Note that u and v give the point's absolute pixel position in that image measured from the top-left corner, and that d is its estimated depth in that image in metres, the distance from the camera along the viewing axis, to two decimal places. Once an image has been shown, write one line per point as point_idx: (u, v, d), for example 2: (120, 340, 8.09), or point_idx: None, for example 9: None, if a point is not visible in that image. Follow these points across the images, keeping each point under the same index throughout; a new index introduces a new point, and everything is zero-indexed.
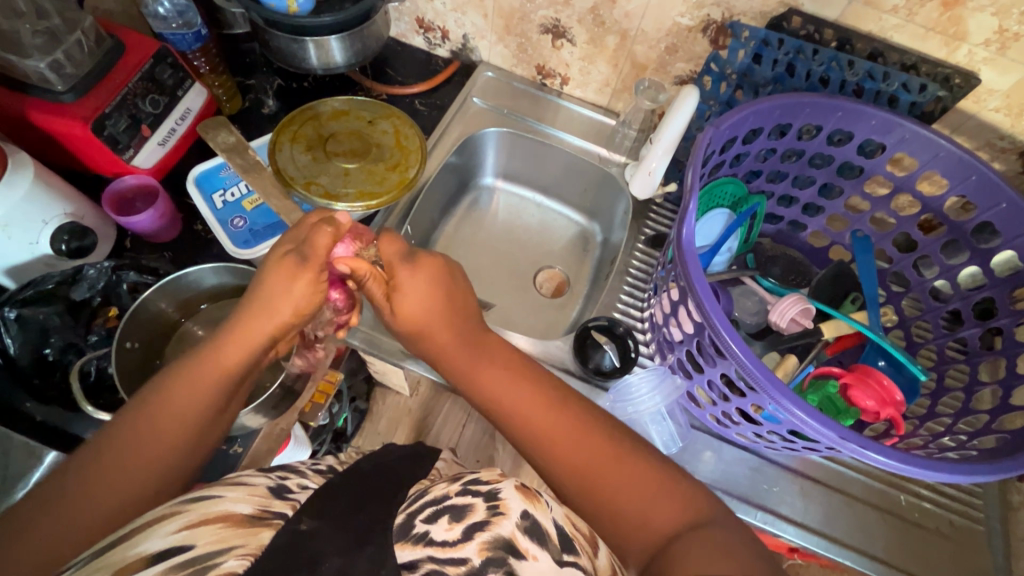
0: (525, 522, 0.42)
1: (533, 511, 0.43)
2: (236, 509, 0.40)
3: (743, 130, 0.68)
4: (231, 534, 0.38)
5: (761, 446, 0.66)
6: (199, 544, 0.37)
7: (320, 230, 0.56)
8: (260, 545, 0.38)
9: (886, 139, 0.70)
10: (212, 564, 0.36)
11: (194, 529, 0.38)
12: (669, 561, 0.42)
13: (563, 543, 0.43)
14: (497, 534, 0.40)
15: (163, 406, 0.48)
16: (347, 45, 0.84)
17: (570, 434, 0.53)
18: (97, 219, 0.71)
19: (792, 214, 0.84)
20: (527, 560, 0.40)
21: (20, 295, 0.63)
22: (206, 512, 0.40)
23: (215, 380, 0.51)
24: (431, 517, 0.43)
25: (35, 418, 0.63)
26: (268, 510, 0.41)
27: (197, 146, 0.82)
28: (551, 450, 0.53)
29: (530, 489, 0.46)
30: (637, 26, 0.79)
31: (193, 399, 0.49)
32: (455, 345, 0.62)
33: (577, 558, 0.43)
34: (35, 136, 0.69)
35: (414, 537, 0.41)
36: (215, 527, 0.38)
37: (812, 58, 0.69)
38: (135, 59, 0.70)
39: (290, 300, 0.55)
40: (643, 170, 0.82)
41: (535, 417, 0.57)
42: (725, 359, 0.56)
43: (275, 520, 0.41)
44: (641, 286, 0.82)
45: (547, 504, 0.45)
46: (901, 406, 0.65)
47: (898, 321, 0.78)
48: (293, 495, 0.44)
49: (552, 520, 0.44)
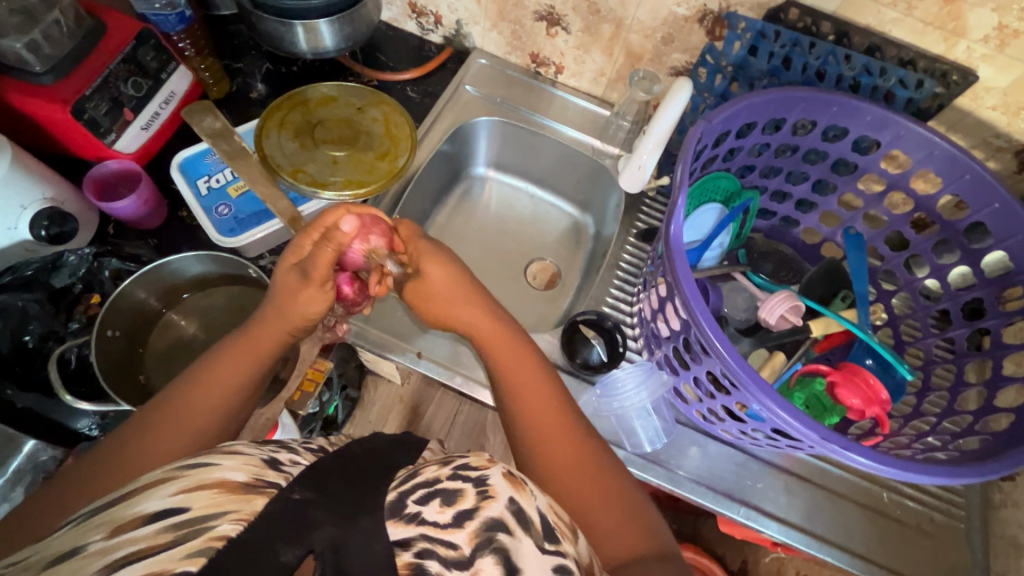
0: (514, 506, 0.40)
1: (519, 498, 0.41)
2: (232, 476, 0.39)
3: (737, 123, 0.67)
4: (226, 500, 0.37)
5: (746, 442, 0.66)
6: (195, 507, 0.36)
7: (324, 246, 0.55)
8: (254, 511, 0.37)
9: (881, 136, 0.69)
10: (205, 527, 0.35)
11: (191, 493, 0.37)
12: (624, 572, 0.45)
13: (546, 530, 0.41)
14: (487, 517, 0.39)
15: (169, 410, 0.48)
16: (337, 29, 0.82)
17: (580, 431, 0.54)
18: (79, 204, 0.69)
19: (785, 210, 0.83)
20: (516, 540, 0.39)
21: (0, 281, 0.62)
22: (204, 477, 0.38)
23: (228, 368, 0.52)
24: (423, 497, 0.40)
25: (18, 405, 0.64)
26: (263, 479, 0.39)
27: (182, 130, 0.80)
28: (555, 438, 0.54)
29: (517, 477, 0.43)
30: (632, 15, 0.78)
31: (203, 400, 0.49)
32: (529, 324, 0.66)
33: (559, 547, 0.40)
34: (14, 118, 0.68)
35: (407, 516, 0.39)
36: (211, 491, 0.37)
37: (809, 51, 0.68)
38: (116, 39, 0.68)
39: (307, 308, 0.56)
40: (634, 164, 0.80)
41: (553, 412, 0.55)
42: (710, 357, 0.55)
43: (269, 488, 0.39)
44: (632, 280, 0.81)
45: (533, 492, 0.43)
46: (887, 404, 0.65)
47: (888, 319, 0.78)
48: (287, 468, 0.41)
49: (536, 508, 0.42)
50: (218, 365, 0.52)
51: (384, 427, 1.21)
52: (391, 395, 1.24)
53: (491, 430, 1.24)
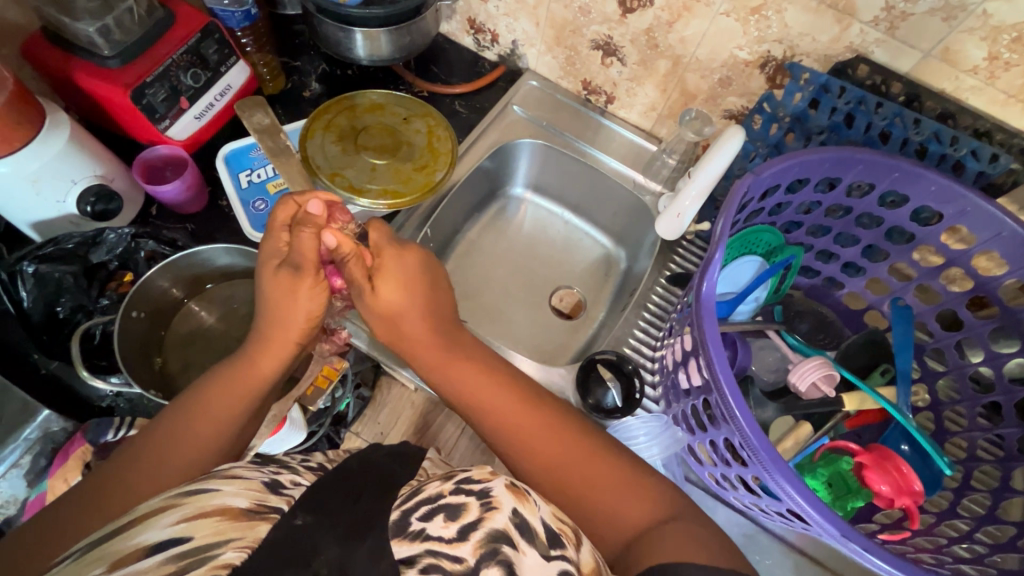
0: (518, 518, 0.41)
1: (523, 509, 0.43)
2: (233, 503, 0.39)
3: (788, 178, 0.64)
4: (228, 528, 0.37)
5: (756, 513, 0.62)
6: (198, 536, 0.36)
7: (304, 234, 0.56)
8: (258, 539, 0.37)
9: (944, 209, 0.64)
10: (210, 555, 0.35)
11: (193, 522, 0.37)
12: (642, 548, 0.48)
13: (550, 538, 0.42)
14: (490, 529, 0.40)
15: (183, 431, 0.50)
16: (394, 39, 0.83)
17: (546, 433, 0.57)
18: (126, 183, 0.71)
19: (830, 271, 0.78)
20: (522, 553, 0.39)
21: (42, 251, 0.63)
22: (205, 504, 0.39)
23: (233, 396, 0.53)
24: (427, 514, 0.41)
25: (41, 370, 0.66)
26: (265, 505, 0.40)
27: (233, 122, 0.82)
28: (517, 430, 0.57)
29: (519, 488, 0.45)
30: (691, 53, 0.76)
31: (219, 417, 0.52)
32: (432, 336, 0.62)
33: (565, 552, 0.42)
34: (78, 95, 0.70)
35: (411, 534, 0.40)
36: (214, 519, 0.37)
37: (875, 111, 0.64)
38: (183, 31, 0.71)
39: (304, 309, 0.57)
40: (673, 212, 0.77)
41: (507, 402, 0.59)
42: (728, 425, 0.52)
43: (273, 514, 0.39)
44: (658, 323, 0.79)
45: (536, 503, 0.45)
46: (920, 497, 0.62)
47: (929, 402, 0.72)
48: (288, 491, 0.42)
49: (540, 520, 0.43)
50: (224, 383, 0.54)
51: (392, 431, 1.20)
52: (403, 400, 1.24)
53: None
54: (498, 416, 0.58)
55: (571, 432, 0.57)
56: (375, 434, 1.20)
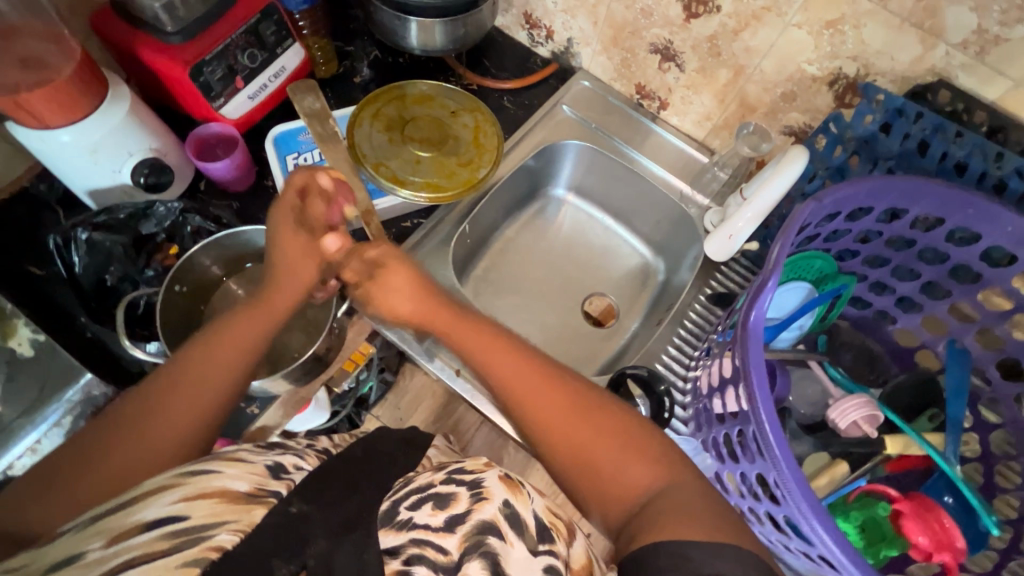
0: (507, 509, 0.41)
1: (514, 502, 0.42)
2: (234, 486, 0.38)
3: (850, 206, 0.61)
4: (225, 510, 0.37)
5: (780, 549, 0.60)
6: (194, 516, 0.36)
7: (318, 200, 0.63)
8: (252, 523, 0.37)
9: (1019, 252, 0.60)
10: (204, 536, 0.35)
11: (192, 501, 0.37)
12: (642, 525, 0.44)
13: (539, 534, 0.42)
14: (478, 521, 0.39)
15: (192, 368, 0.48)
16: (449, 30, 0.82)
17: (538, 377, 0.53)
18: (179, 157, 0.73)
19: (883, 304, 0.74)
20: (505, 544, 0.39)
21: (95, 219, 0.66)
22: (206, 485, 0.38)
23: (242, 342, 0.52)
24: (415, 504, 0.42)
25: (86, 334, 0.68)
26: (265, 489, 0.40)
27: (284, 104, 0.83)
28: (514, 390, 0.53)
29: (514, 481, 0.45)
30: (755, 64, 0.72)
31: (222, 362, 0.50)
32: (427, 299, 0.61)
33: (553, 547, 0.41)
34: (139, 68, 0.72)
35: (397, 524, 0.40)
36: (210, 501, 0.37)
37: (953, 140, 0.61)
38: (243, 11, 0.71)
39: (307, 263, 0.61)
40: (724, 232, 0.75)
41: (506, 360, 0.55)
42: (765, 461, 0.50)
43: (269, 498, 0.39)
44: (692, 342, 0.76)
45: (527, 496, 0.44)
46: (960, 555, 0.58)
47: (980, 454, 0.68)
48: (290, 475, 0.42)
49: (530, 512, 0.43)
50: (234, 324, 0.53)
51: (411, 418, 1.21)
52: (425, 388, 1.25)
53: (513, 446, 1.22)
54: (490, 366, 0.55)
55: (562, 380, 0.53)
56: (396, 419, 1.21)
